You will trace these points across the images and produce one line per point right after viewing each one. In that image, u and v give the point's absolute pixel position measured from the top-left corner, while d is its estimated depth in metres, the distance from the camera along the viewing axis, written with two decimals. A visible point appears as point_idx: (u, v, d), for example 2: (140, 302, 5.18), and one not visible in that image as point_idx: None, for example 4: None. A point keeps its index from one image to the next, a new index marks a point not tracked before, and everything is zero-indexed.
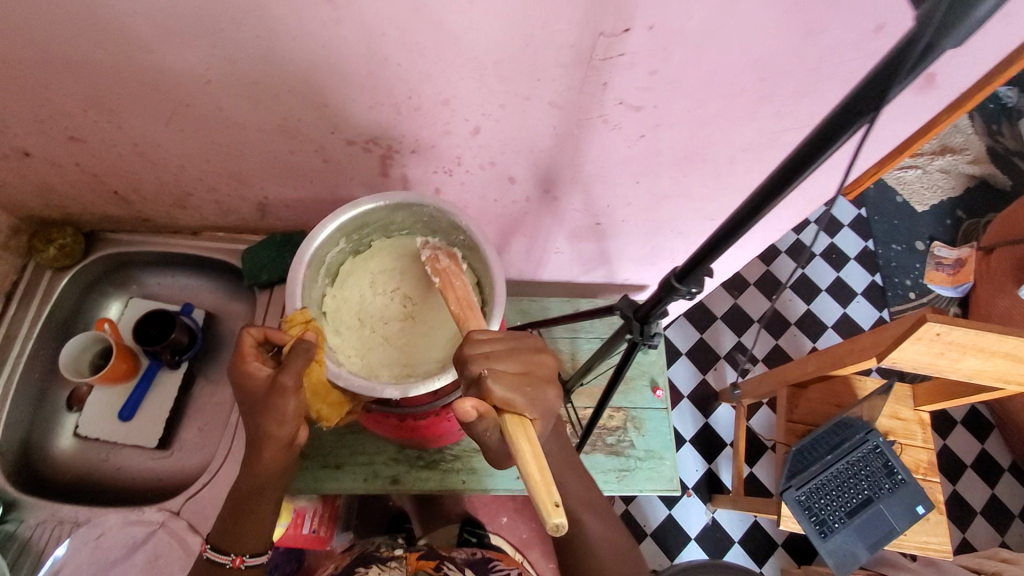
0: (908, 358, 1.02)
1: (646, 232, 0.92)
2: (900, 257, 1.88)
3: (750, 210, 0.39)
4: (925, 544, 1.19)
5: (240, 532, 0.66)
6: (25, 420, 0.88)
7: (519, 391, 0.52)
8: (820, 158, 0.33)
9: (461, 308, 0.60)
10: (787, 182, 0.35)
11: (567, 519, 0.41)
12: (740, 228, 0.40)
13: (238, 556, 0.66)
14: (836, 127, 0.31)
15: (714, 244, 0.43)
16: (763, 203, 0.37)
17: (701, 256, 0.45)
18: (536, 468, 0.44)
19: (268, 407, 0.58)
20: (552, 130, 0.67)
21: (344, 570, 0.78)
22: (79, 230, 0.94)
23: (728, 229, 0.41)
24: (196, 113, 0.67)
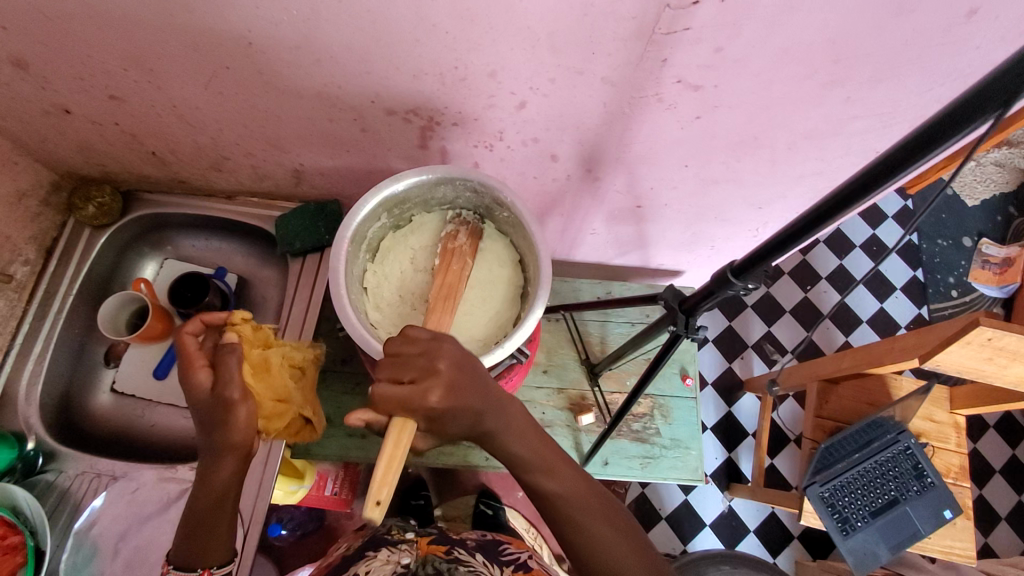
0: (953, 361, 0.98)
1: (688, 217, 0.89)
2: (945, 252, 1.81)
3: (842, 198, 0.36)
4: (948, 548, 1.18)
5: (201, 545, 0.64)
6: (65, 374, 0.90)
7: (397, 398, 0.49)
8: (941, 145, 0.30)
9: (437, 298, 0.59)
10: (892, 172, 0.32)
11: (376, 516, 0.43)
12: (827, 217, 0.37)
13: (206, 567, 0.64)
14: (965, 115, 0.29)
15: (789, 235, 0.40)
16: (853, 196, 0.35)
17: (772, 247, 0.42)
18: (381, 470, 0.46)
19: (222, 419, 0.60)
20: (601, 108, 0.64)
21: (356, 551, 0.78)
22: (116, 189, 0.94)
23: (809, 220, 0.39)
24: (235, 76, 0.65)
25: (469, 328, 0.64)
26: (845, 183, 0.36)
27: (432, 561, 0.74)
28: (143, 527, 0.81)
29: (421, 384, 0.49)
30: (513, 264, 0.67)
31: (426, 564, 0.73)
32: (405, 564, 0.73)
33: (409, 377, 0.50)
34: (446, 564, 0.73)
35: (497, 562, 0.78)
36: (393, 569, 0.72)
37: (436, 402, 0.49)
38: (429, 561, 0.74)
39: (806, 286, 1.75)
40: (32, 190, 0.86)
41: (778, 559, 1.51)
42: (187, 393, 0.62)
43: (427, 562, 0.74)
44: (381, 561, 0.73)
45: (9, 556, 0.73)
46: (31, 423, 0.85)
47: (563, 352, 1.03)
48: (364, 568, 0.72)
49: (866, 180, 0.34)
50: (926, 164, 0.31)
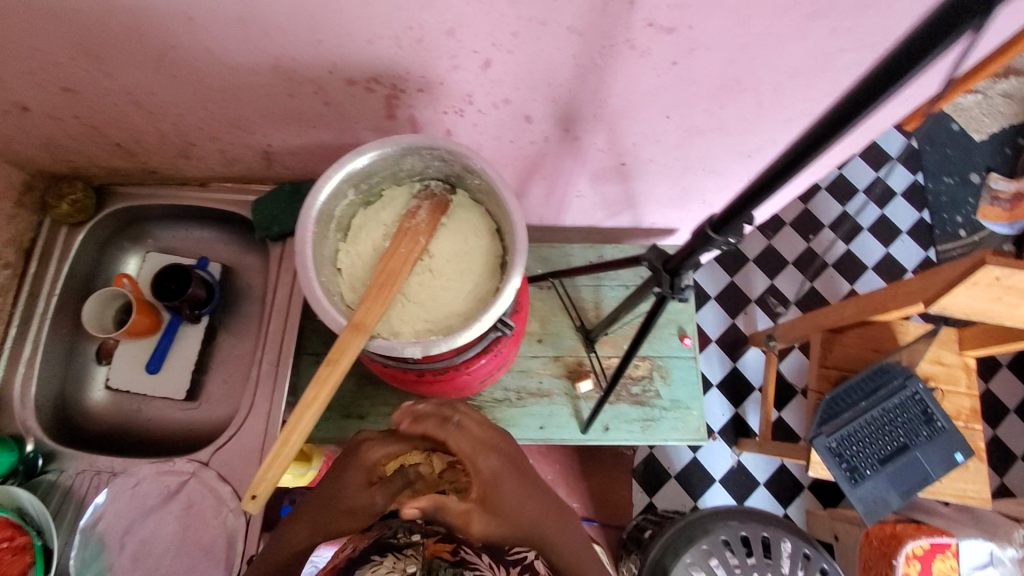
0: (959, 304, 0.95)
1: (675, 172, 0.85)
2: (952, 190, 1.74)
3: (829, 124, 0.32)
4: (963, 493, 1.18)
5: None
6: (58, 375, 0.90)
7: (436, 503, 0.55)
8: (926, 61, 0.27)
9: (379, 278, 0.56)
10: (880, 94, 0.29)
11: (246, 505, 0.48)
12: (812, 151, 0.34)
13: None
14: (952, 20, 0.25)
15: (774, 174, 0.37)
16: (834, 128, 0.32)
17: (755, 191, 0.39)
18: (274, 458, 0.49)
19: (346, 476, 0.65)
20: (571, 61, 0.60)
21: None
22: (90, 185, 0.92)
23: (794, 156, 0.35)
24: (184, 56, 0.62)
25: (449, 304, 0.62)
26: (829, 110, 0.32)
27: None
28: (146, 520, 0.81)
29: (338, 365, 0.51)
30: (491, 233, 0.64)
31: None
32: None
33: (475, 495, 0.58)
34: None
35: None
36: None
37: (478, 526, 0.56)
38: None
39: (808, 235, 1.71)
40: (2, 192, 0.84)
41: (789, 510, 1.52)
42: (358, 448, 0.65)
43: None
44: None
45: (19, 556, 0.75)
46: (29, 425, 0.85)
47: (557, 320, 1.01)
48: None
49: (855, 102, 0.30)
50: (908, 85, 0.28)
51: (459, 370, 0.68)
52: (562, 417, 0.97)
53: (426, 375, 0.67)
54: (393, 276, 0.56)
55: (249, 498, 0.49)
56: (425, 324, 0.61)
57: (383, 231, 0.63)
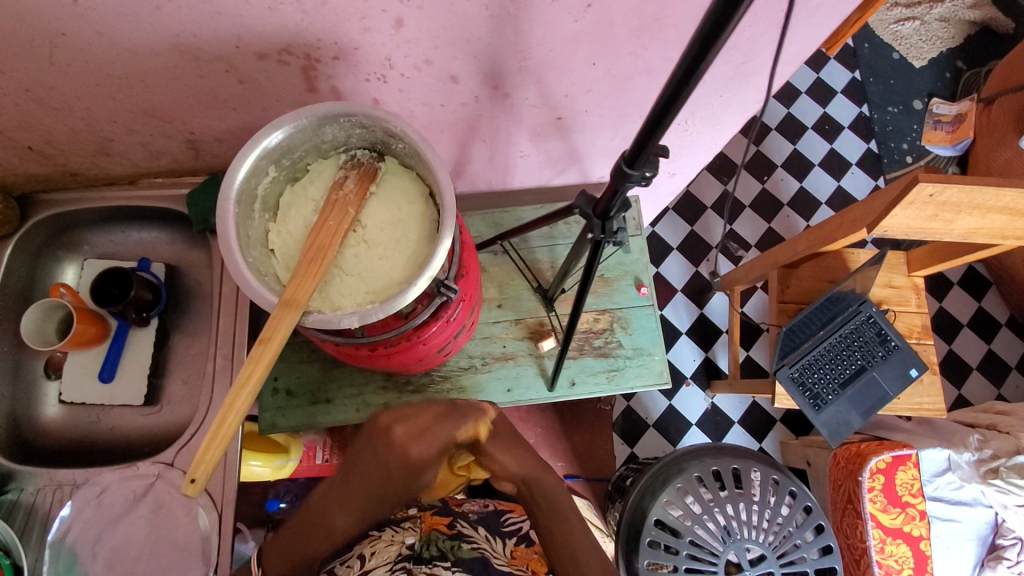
0: (900, 224, 0.98)
1: (613, 121, 0.85)
2: (896, 119, 1.78)
3: (719, 15, 0.31)
4: (918, 405, 1.24)
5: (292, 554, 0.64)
6: (6, 394, 0.87)
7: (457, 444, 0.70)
8: None
9: (309, 253, 0.55)
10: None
11: (186, 491, 0.49)
12: (709, 47, 0.33)
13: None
14: None
15: (679, 81, 0.36)
16: (715, 35, 0.32)
17: (666, 104, 0.38)
18: (210, 443, 0.49)
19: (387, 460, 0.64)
20: (484, 12, 0.59)
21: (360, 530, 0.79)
22: (9, 194, 0.88)
23: (692, 60, 0.34)
24: (77, 43, 0.59)
25: (388, 272, 0.61)
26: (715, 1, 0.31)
27: (435, 539, 0.73)
28: (116, 527, 0.80)
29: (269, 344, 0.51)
30: (424, 197, 0.64)
31: (432, 543, 0.73)
32: (410, 544, 0.73)
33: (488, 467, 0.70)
34: (449, 542, 0.74)
35: (498, 533, 0.80)
36: (398, 550, 0.72)
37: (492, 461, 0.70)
38: (434, 539, 0.74)
39: (762, 176, 1.73)
40: None
41: (763, 443, 1.57)
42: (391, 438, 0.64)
43: (431, 540, 0.73)
44: (386, 541, 0.73)
45: None
46: None
47: (515, 283, 1.01)
48: (369, 550, 0.72)
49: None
50: None
51: (411, 339, 0.68)
52: (528, 377, 0.99)
53: (378, 348, 0.68)
54: (325, 247, 0.56)
55: (188, 483, 0.49)
56: (365, 295, 0.60)
57: (312, 206, 0.62)
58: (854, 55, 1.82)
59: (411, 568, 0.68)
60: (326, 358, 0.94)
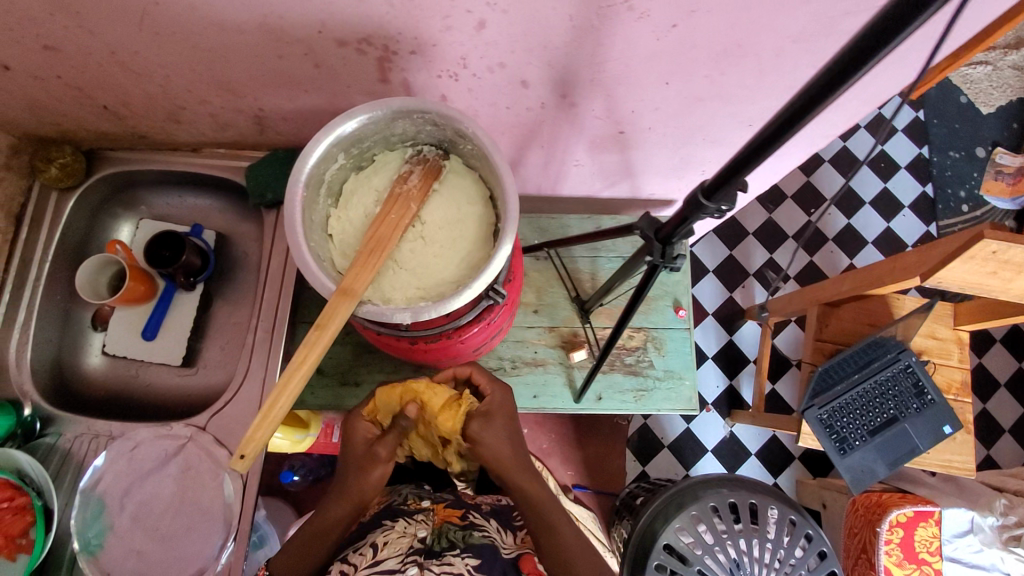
0: (955, 277, 0.95)
1: (674, 141, 0.84)
2: (956, 165, 1.72)
3: (858, 55, 0.29)
4: (948, 462, 1.20)
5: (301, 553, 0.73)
6: (54, 339, 0.91)
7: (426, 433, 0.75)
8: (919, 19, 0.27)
9: (369, 245, 0.56)
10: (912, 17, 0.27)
11: (236, 468, 0.51)
12: (834, 87, 0.31)
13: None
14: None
15: (788, 118, 0.34)
16: (831, 87, 0.31)
17: (769, 138, 0.36)
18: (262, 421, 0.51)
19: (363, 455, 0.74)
20: (567, 22, 0.59)
21: (374, 520, 0.81)
22: (78, 148, 0.91)
23: (804, 102, 0.33)
24: (168, 14, 0.60)
25: (441, 271, 0.62)
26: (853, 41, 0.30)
27: (447, 532, 0.78)
28: (145, 482, 0.82)
29: (326, 329, 0.52)
30: (484, 200, 0.64)
31: (443, 536, 0.77)
32: (422, 537, 0.77)
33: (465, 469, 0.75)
34: (461, 532, 0.78)
35: (509, 524, 0.84)
36: (409, 542, 0.75)
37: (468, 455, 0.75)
38: (445, 531, 0.78)
39: (810, 208, 1.69)
40: None
41: (779, 479, 1.54)
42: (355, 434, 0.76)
43: (442, 534, 0.78)
44: (398, 532, 0.76)
45: (20, 516, 0.77)
46: (26, 389, 0.85)
47: (553, 290, 1.01)
48: (382, 539, 0.75)
49: (891, 21, 0.27)
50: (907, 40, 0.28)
51: (450, 337, 0.68)
52: (556, 387, 0.98)
53: (418, 343, 0.68)
54: (385, 241, 0.56)
55: (239, 459, 0.51)
56: (416, 291, 0.61)
57: (374, 196, 0.63)
58: (921, 94, 1.77)
59: (422, 562, 0.71)
60: (360, 343, 0.95)
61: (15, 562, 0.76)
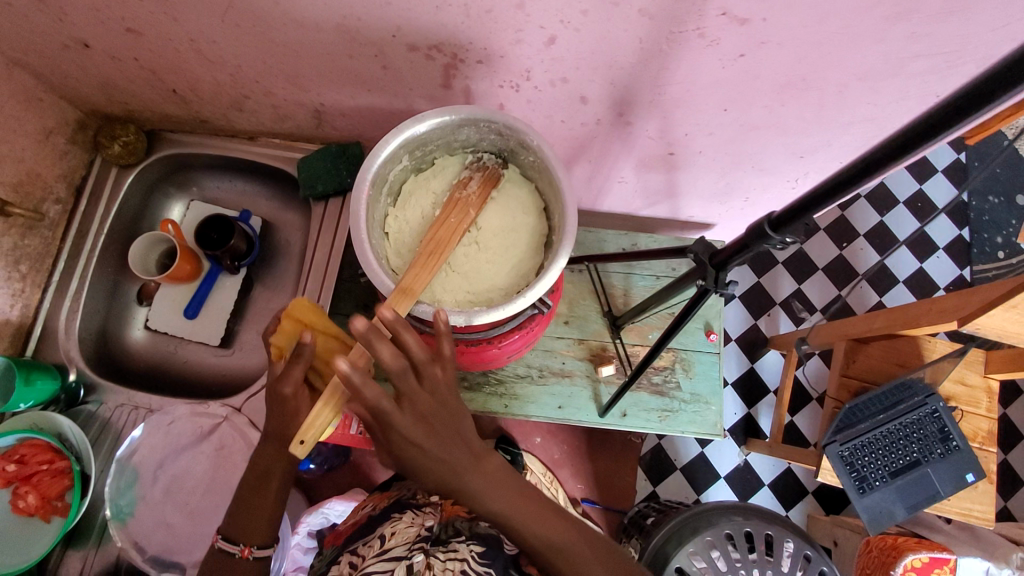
0: (994, 325, 0.94)
1: (721, 166, 0.85)
2: (994, 211, 1.70)
3: (944, 118, 0.31)
4: (967, 511, 1.18)
5: (248, 524, 0.67)
6: (102, 310, 0.93)
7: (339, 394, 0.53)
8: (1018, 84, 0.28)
9: (431, 244, 0.59)
10: (1004, 88, 0.28)
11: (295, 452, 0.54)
12: (915, 144, 0.33)
13: (246, 546, 0.67)
14: None
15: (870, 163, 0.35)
16: (920, 138, 0.32)
17: (853, 175, 0.37)
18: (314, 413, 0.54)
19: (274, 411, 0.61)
20: (637, 44, 0.60)
21: (383, 513, 0.82)
22: (141, 128, 0.94)
23: (888, 151, 0.34)
24: (252, 8, 0.62)
25: (491, 277, 0.65)
26: (947, 101, 0.31)
27: (454, 520, 0.77)
28: (179, 457, 0.85)
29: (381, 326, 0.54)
30: (538, 212, 0.68)
31: (449, 525, 0.76)
32: (428, 526, 0.75)
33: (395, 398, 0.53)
34: (468, 523, 0.77)
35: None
36: (416, 531, 0.74)
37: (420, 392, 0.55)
38: (452, 520, 0.77)
39: (843, 243, 1.68)
40: (58, 128, 0.87)
41: (790, 512, 1.53)
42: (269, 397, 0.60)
43: (450, 522, 0.77)
44: (406, 523, 0.76)
45: (58, 479, 0.79)
46: (71, 356, 0.88)
47: (586, 303, 1.02)
48: (389, 531, 0.74)
49: (986, 86, 0.29)
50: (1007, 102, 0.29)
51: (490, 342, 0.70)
52: (581, 399, 0.99)
53: (459, 345, 0.69)
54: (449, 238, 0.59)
55: (299, 444, 0.53)
56: (466, 295, 0.64)
57: (433, 198, 0.67)
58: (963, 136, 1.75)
59: (428, 548, 0.70)
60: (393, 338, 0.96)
61: (49, 523, 0.79)
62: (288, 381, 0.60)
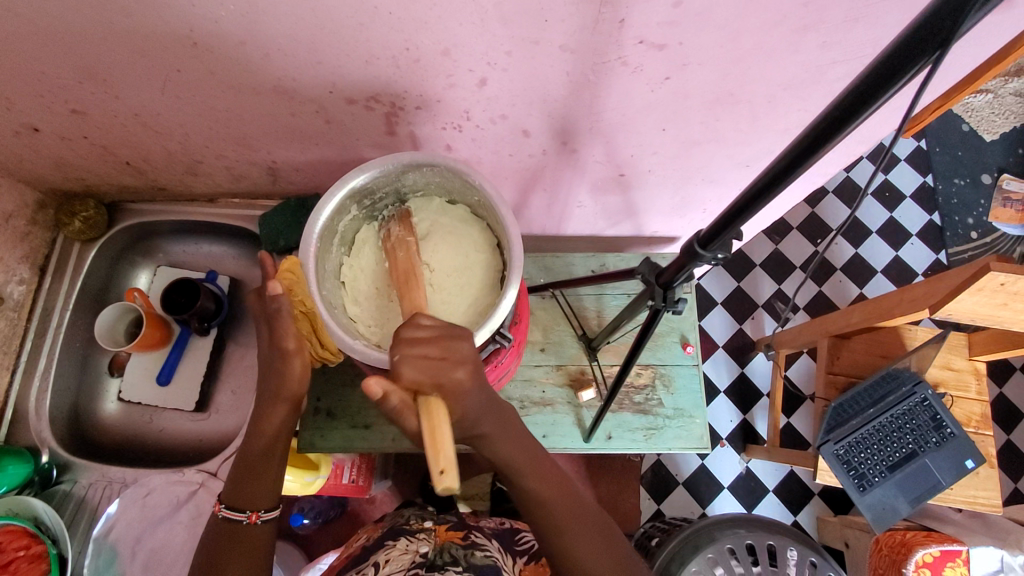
0: (964, 309, 0.94)
1: (674, 182, 0.86)
2: (962, 192, 1.71)
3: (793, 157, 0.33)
4: (973, 499, 1.16)
5: (252, 488, 0.62)
6: (72, 386, 0.93)
7: (425, 370, 0.50)
8: (850, 123, 0.29)
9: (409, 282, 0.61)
10: (835, 130, 0.29)
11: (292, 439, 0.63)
12: (776, 183, 0.34)
13: (254, 512, 0.62)
14: (865, 93, 0.27)
15: (749, 198, 0.37)
16: (784, 174, 0.33)
17: (740, 207, 0.38)
18: (434, 442, 0.45)
19: (275, 363, 0.59)
20: (565, 77, 0.61)
21: (377, 541, 0.81)
22: (101, 201, 0.95)
23: (762, 185, 0.35)
24: (189, 79, 0.64)
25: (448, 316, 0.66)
26: (797, 140, 0.32)
27: (449, 548, 0.76)
28: (157, 529, 0.84)
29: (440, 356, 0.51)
30: (491, 247, 0.69)
31: (444, 552, 0.75)
32: (424, 553, 0.76)
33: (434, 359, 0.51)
34: (462, 550, 0.76)
35: (510, 551, 0.82)
36: (411, 558, 0.74)
37: (461, 376, 0.51)
38: (447, 548, 0.76)
39: (816, 239, 1.70)
40: (17, 211, 0.87)
41: (798, 517, 1.50)
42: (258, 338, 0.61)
43: (444, 549, 0.76)
44: (400, 550, 0.76)
45: (35, 564, 0.77)
46: (43, 437, 0.88)
47: (560, 329, 1.02)
48: (384, 558, 0.74)
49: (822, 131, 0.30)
50: (848, 136, 0.30)
51: None
52: (565, 427, 0.98)
53: None
54: (413, 276, 0.61)
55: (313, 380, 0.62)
56: None
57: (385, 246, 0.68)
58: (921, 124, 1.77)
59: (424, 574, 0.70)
60: (370, 384, 0.95)
61: None
62: (289, 335, 0.58)
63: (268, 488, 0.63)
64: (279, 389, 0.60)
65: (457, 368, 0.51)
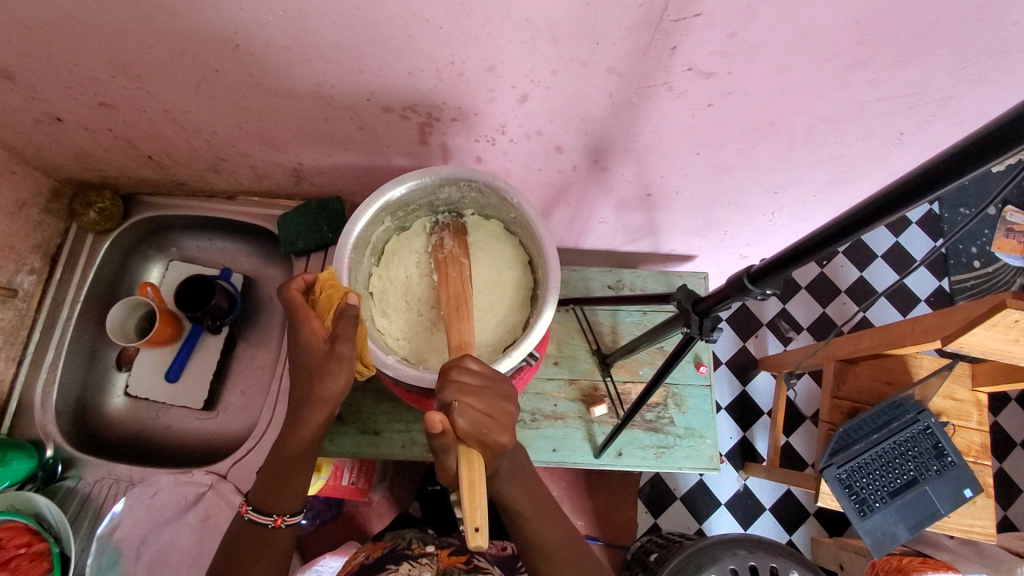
0: (976, 343, 0.95)
1: (700, 203, 0.86)
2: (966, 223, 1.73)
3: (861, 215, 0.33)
4: (968, 527, 1.17)
5: (278, 492, 0.62)
6: (79, 379, 0.92)
7: (475, 424, 0.51)
8: (929, 192, 0.29)
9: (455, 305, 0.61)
10: (913, 195, 0.30)
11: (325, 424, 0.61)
12: (844, 233, 0.35)
13: (279, 515, 0.62)
14: (951, 166, 0.28)
15: (810, 245, 0.37)
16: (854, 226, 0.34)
17: (798, 253, 0.38)
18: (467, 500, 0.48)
19: (322, 370, 0.56)
20: (608, 99, 0.61)
21: (377, 562, 0.80)
22: (116, 192, 0.93)
23: (826, 235, 0.36)
24: (225, 80, 0.63)
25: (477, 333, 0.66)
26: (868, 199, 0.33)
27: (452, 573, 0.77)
28: (164, 530, 0.83)
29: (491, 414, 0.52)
30: (522, 264, 0.69)
31: None
32: None
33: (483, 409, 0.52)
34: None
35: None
36: None
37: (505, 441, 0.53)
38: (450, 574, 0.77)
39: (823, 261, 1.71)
40: (32, 199, 0.85)
41: (794, 536, 1.51)
42: (297, 345, 0.57)
43: None
44: None
45: (36, 563, 0.74)
46: (48, 430, 0.86)
47: (574, 342, 1.02)
48: None
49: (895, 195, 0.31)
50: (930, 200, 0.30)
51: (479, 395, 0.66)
52: (576, 441, 0.97)
53: None
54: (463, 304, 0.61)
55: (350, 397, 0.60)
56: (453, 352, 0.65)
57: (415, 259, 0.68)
58: None
59: None
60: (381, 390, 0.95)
61: None
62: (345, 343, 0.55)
63: (296, 494, 0.62)
64: (320, 393, 0.57)
65: (504, 432, 0.53)
